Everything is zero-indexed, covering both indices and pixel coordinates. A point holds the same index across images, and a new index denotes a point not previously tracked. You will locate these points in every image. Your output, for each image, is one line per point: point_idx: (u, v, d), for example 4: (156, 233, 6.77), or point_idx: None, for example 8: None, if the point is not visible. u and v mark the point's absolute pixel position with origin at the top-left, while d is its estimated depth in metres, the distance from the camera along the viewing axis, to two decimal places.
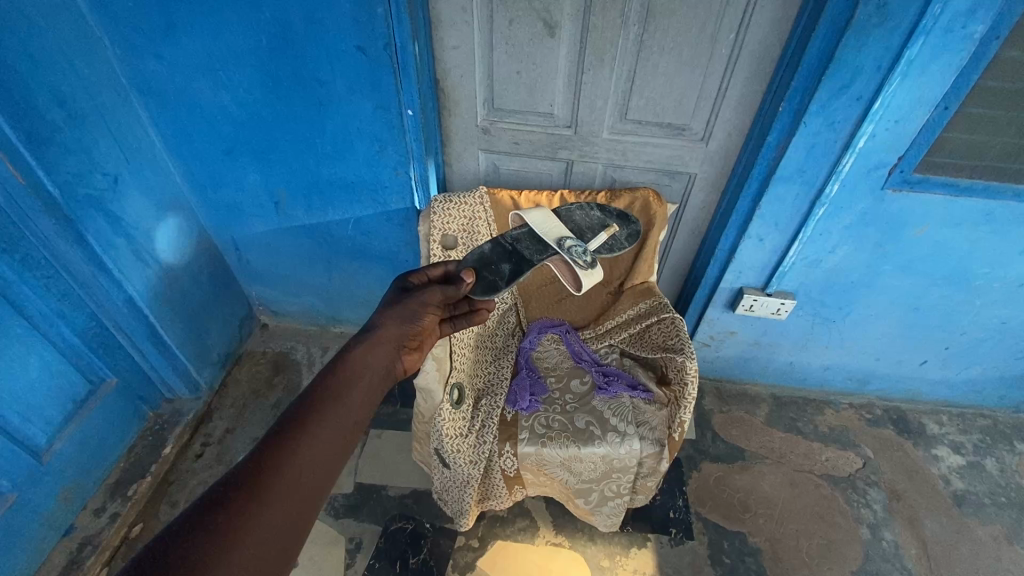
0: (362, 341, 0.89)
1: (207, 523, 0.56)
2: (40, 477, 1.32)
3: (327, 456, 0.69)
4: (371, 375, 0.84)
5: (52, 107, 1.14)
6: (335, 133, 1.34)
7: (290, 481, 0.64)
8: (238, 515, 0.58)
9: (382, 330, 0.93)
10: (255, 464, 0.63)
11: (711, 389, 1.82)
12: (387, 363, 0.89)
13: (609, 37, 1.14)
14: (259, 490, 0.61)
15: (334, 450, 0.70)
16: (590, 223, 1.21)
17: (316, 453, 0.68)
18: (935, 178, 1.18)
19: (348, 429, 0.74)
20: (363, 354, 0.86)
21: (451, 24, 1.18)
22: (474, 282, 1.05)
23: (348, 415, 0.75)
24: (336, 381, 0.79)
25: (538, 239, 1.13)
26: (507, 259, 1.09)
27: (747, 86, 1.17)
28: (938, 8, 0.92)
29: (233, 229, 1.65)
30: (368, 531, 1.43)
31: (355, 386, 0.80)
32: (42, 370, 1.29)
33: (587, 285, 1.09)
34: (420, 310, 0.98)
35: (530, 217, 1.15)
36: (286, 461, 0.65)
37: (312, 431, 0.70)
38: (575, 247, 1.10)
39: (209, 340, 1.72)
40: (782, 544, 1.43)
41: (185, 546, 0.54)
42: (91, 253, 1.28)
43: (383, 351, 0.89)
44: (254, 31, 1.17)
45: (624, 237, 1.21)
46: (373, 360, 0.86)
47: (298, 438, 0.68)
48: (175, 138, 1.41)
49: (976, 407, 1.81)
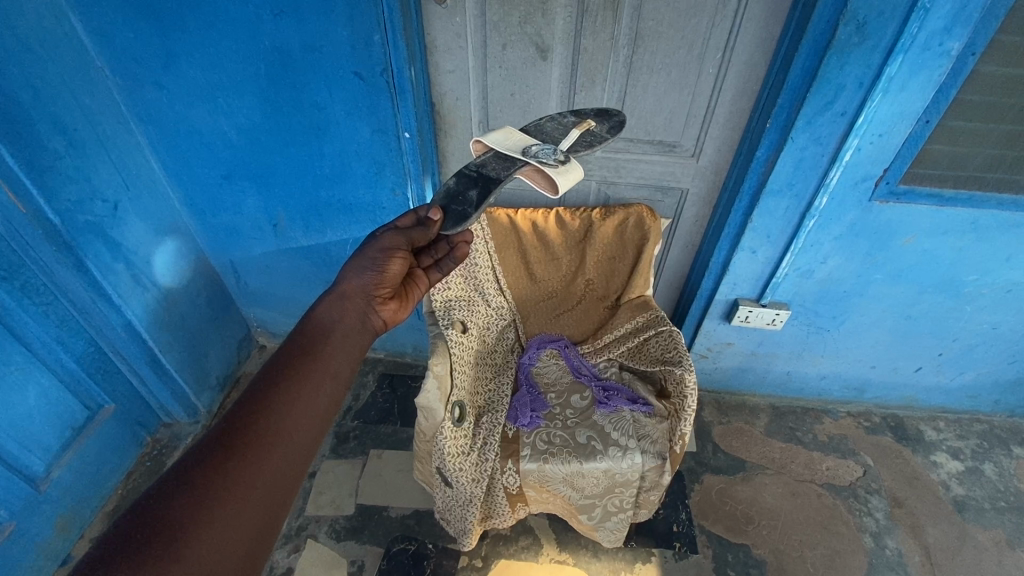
0: (333, 292, 0.89)
1: (188, 482, 0.59)
2: (38, 506, 1.30)
3: (306, 413, 0.71)
4: (347, 330, 0.85)
5: (54, 135, 1.16)
6: (334, 156, 1.36)
7: (272, 441, 0.66)
8: (222, 474, 0.61)
9: (346, 284, 0.90)
10: (235, 424, 0.66)
11: (710, 401, 1.83)
12: (358, 316, 0.88)
13: (599, 59, 1.17)
14: (238, 448, 0.63)
15: (312, 407, 0.72)
16: (560, 129, 1.05)
17: (295, 410, 0.70)
18: (920, 190, 1.22)
19: (325, 385, 0.76)
20: (328, 312, 0.86)
21: (446, 50, 1.21)
22: (443, 218, 0.94)
23: (325, 370, 0.77)
24: (309, 339, 0.80)
25: (504, 157, 0.97)
26: (473, 185, 0.94)
27: (735, 104, 1.21)
28: (915, 28, 0.96)
29: (231, 251, 1.65)
30: (370, 553, 1.41)
31: (333, 341, 0.82)
32: (41, 398, 1.28)
33: (568, 184, 0.93)
34: (382, 256, 0.93)
35: (491, 139, 1.00)
36: (263, 420, 0.67)
37: (288, 389, 0.72)
38: (543, 149, 0.96)
39: (208, 363, 1.72)
40: (786, 555, 1.42)
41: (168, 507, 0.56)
42: (92, 279, 1.29)
43: (351, 306, 0.88)
44: (253, 60, 1.19)
45: (606, 130, 1.05)
46: (339, 316, 0.86)
47: (274, 398, 0.70)
48: (174, 164, 1.43)
49: (972, 412, 1.82)
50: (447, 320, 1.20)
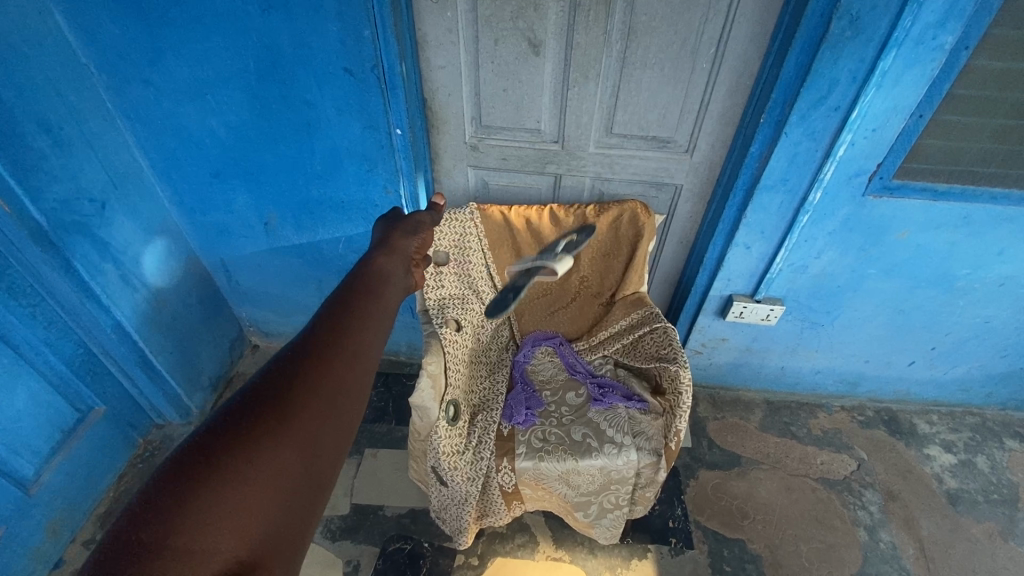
0: (375, 253, 0.90)
1: (228, 428, 0.52)
2: (28, 509, 1.29)
3: (369, 341, 0.69)
4: (395, 282, 0.85)
5: (39, 134, 1.14)
6: (324, 153, 1.35)
7: (337, 363, 0.63)
8: (290, 390, 0.58)
9: (394, 242, 0.96)
10: (287, 365, 0.61)
11: (706, 397, 1.83)
12: (405, 268, 0.91)
13: (592, 54, 1.16)
14: (306, 368, 0.61)
15: (373, 337, 0.71)
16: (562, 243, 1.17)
17: (358, 337, 0.68)
18: (913, 184, 1.21)
19: (381, 321, 0.74)
20: (381, 260, 0.88)
21: (437, 45, 1.20)
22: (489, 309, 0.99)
23: (381, 309, 0.76)
24: (367, 281, 0.81)
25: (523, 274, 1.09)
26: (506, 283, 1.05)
27: (728, 100, 1.20)
28: (909, 21, 0.96)
29: (222, 250, 1.63)
30: (366, 553, 1.40)
31: (381, 291, 0.80)
32: (29, 401, 1.27)
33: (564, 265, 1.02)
34: (419, 226, 1.04)
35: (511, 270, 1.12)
36: (329, 344, 0.65)
37: (350, 319, 0.70)
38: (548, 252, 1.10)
39: (200, 363, 1.70)
40: (781, 549, 1.43)
41: (205, 454, 0.49)
42: (80, 281, 1.28)
43: (400, 258, 0.91)
44: (242, 55, 1.18)
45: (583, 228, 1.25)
46: (392, 264, 0.88)
47: (334, 327, 0.68)
48: (162, 162, 1.41)
49: (965, 405, 1.83)
50: (440, 319, 1.20)
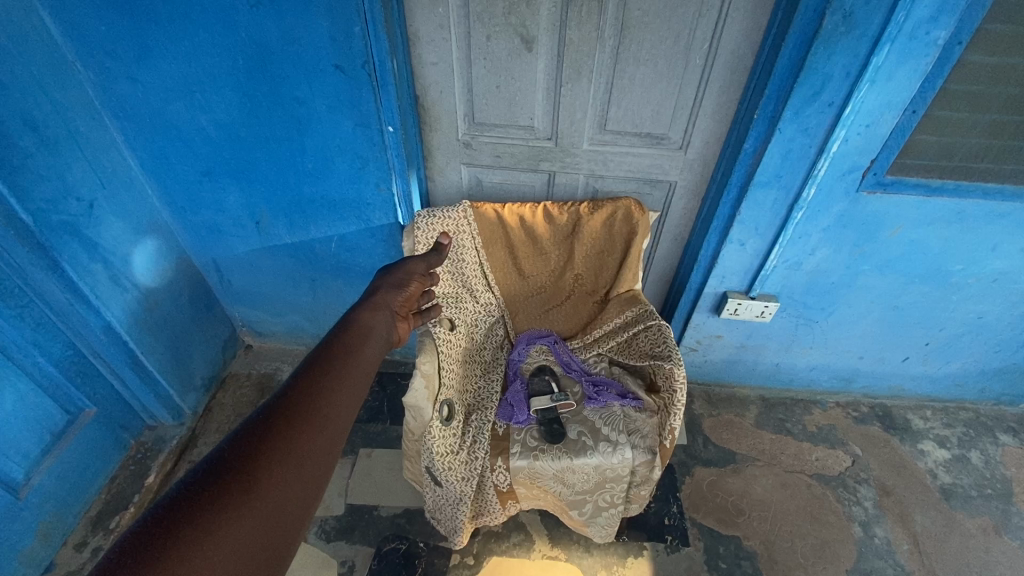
0: (358, 309, 0.90)
1: (190, 500, 0.49)
2: (18, 513, 1.27)
3: (349, 400, 0.68)
4: (376, 337, 0.84)
5: (25, 132, 1.12)
6: (315, 151, 1.33)
7: (315, 422, 0.62)
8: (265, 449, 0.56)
9: (378, 296, 0.97)
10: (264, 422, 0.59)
11: (700, 393, 1.84)
12: (388, 321, 0.91)
13: (585, 51, 1.15)
14: (282, 426, 0.59)
15: (354, 395, 0.69)
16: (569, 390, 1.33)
17: (338, 395, 0.67)
18: (907, 179, 1.21)
19: (362, 377, 0.73)
20: (364, 315, 0.88)
21: (429, 41, 1.19)
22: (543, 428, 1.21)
23: (363, 365, 0.75)
24: (350, 336, 0.80)
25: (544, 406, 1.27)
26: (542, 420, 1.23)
27: (723, 96, 1.19)
28: (902, 17, 0.95)
29: (214, 250, 1.62)
30: (360, 553, 1.40)
31: (361, 346, 0.79)
32: (17, 403, 1.25)
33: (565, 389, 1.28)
34: (405, 279, 1.06)
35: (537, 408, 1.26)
36: (309, 401, 0.64)
37: (333, 375, 0.70)
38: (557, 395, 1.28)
39: (192, 364, 1.69)
40: (776, 545, 1.43)
41: (164, 529, 0.46)
42: (68, 281, 1.26)
43: (383, 313, 0.92)
44: (230, 52, 1.16)
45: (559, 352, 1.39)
46: (376, 319, 0.89)
47: (317, 382, 0.67)
48: (152, 161, 1.40)
49: (958, 401, 1.84)
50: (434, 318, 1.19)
